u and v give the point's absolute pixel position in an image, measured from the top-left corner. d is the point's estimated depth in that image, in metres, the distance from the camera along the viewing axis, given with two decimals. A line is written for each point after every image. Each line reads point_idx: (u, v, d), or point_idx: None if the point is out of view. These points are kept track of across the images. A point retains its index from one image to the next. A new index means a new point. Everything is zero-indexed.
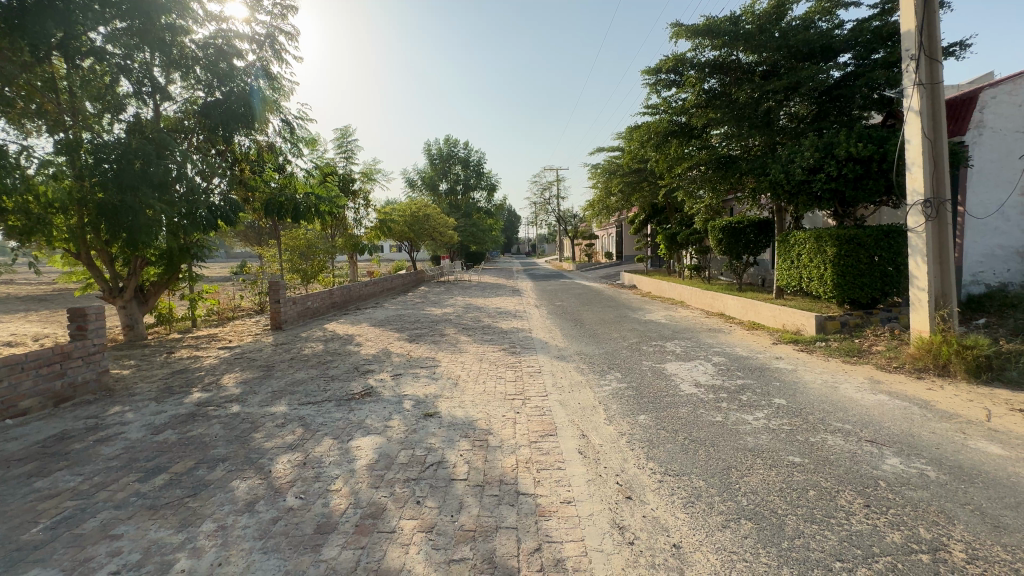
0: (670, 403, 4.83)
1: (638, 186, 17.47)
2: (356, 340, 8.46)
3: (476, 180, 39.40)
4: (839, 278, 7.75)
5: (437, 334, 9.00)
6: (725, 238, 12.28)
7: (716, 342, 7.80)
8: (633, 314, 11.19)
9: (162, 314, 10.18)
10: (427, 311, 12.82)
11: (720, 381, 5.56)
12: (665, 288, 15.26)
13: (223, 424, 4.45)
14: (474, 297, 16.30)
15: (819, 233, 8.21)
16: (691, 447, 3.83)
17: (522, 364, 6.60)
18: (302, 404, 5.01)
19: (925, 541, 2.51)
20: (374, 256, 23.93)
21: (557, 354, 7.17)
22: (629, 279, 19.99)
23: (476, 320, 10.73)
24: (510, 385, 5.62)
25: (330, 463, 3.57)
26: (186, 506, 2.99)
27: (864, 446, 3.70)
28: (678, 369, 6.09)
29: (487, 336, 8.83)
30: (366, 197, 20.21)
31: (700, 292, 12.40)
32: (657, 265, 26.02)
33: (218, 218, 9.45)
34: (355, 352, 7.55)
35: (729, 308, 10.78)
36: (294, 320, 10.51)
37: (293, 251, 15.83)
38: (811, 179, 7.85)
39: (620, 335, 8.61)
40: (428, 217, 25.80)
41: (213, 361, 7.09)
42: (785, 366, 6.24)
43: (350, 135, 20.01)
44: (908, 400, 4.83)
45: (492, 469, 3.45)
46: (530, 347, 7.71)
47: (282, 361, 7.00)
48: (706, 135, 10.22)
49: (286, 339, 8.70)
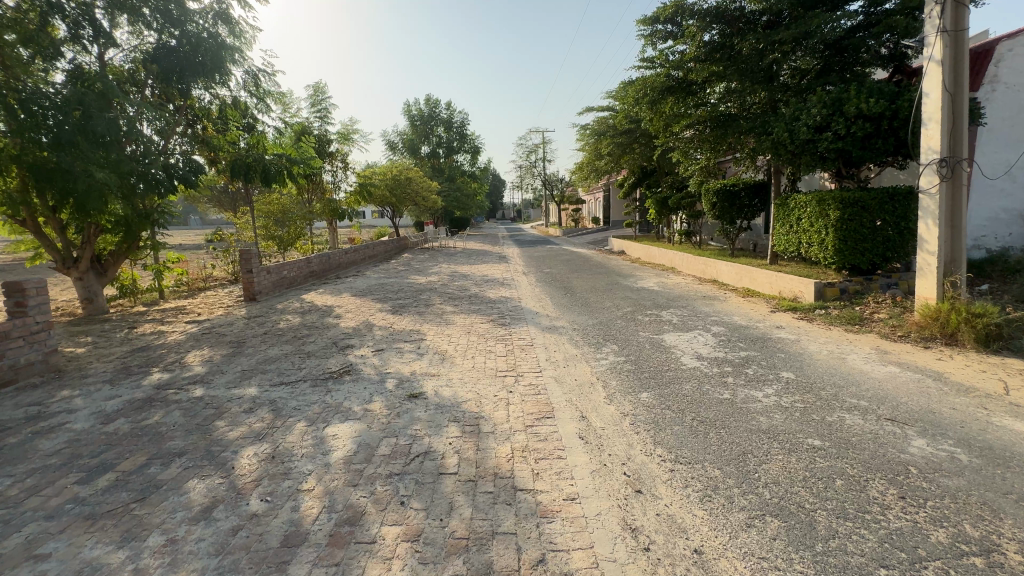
0: (673, 379, 4.51)
1: (628, 148, 16.84)
2: (336, 311, 7.97)
3: (459, 143, 38.01)
4: (841, 243, 7.45)
5: (421, 305, 8.54)
6: (719, 201, 11.86)
7: (713, 310, 7.51)
8: (625, 281, 10.86)
9: (126, 286, 9.51)
10: (411, 279, 12.30)
11: (723, 353, 5.26)
12: (655, 254, 14.93)
13: (184, 410, 4.01)
14: (460, 265, 15.77)
15: (821, 195, 7.83)
16: (701, 428, 3.51)
17: (513, 336, 6.23)
18: (273, 386, 4.56)
19: (975, 541, 2.24)
20: (354, 223, 23.04)
21: (549, 326, 6.81)
22: (617, 245, 19.61)
23: (463, 289, 10.27)
24: (501, 360, 5.25)
25: (303, 456, 3.17)
26: (131, 515, 2.58)
27: (886, 426, 3.43)
28: (677, 341, 5.79)
29: (474, 306, 8.40)
30: (344, 159, 19.19)
31: (691, 259, 12.09)
32: (646, 230, 25.62)
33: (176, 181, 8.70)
34: (334, 325, 7.08)
35: (722, 275, 10.51)
36: (269, 290, 9.92)
37: (267, 217, 14.99)
38: (816, 139, 7.41)
39: (613, 303, 8.28)
40: (410, 181, 24.82)
41: (179, 337, 6.56)
42: (787, 336, 5.98)
43: (323, 93, 18.78)
44: (920, 372, 4.59)
45: (485, 461, 3.10)
46: (521, 318, 7.32)
47: (254, 336, 6.50)
48: (704, 92, 9.70)
49: (260, 312, 8.17)
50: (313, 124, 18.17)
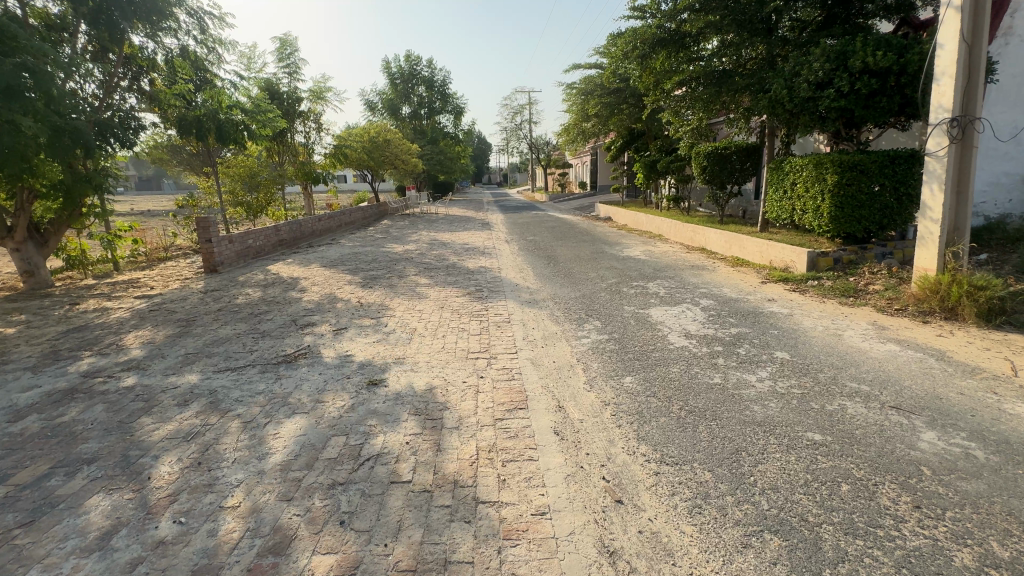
0: (659, 361, 4.14)
1: (617, 108, 16.04)
2: (300, 284, 7.42)
3: (441, 103, 36.29)
4: (837, 209, 7.05)
5: (394, 277, 8.01)
6: (709, 165, 11.33)
7: (702, 281, 7.14)
8: (611, 250, 10.41)
9: (74, 257, 8.76)
10: (388, 247, 11.68)
11: (712, 331, 4.89)
12: (642, 220, 14.46)
13: (109, 404, 3.54)
14: (440, 232, 15.13)
15: (819, 158, 7.36)
16: (690, 420, 3.16)
17: (489, 312, 5.78)
18: (217, 373, 4.09)
19: (1006, 565, 1.92)
20: (331, 187, 21.97)
21: (529, 300, 6.36)
22: (604, 211, 19.03)
23: (440, 259, 9.72)
24: (475, 339, 4.82)
25: (234, 462, 2.75)
26: (11, 546, 2.14)
27: (891, 416, 3.11)
28: (664, 316, 5.40)
29: (451, 277, 7.91)
30: (316, 119, 18.02)
31: (680, 226, 11.68)
32: (633, 195, 25.01)
33: (104, 142, 8.00)
34: (297, 299, 6.55)
35: (711, 243, 10.13)
36: (233, 261, 9.29)
37: (233, 181, 14.07)
38: (817, 96, 6.87)
39: (598, 274, 7.84)
40: (388, 144, 23.63)
41: (123, 314, 5.98)
42: (780, 310, 5.65)
43: (291, 46, 17.42)
44: (921, 350, 4.29)
45: (445, 465, 2.70)
46: (499, 291, 6.86)
47: (207, 313, 5.97)
48: (697, 45, 9.00)
49: (218, 285, 7.58)
50: (281, 81, 16.90)
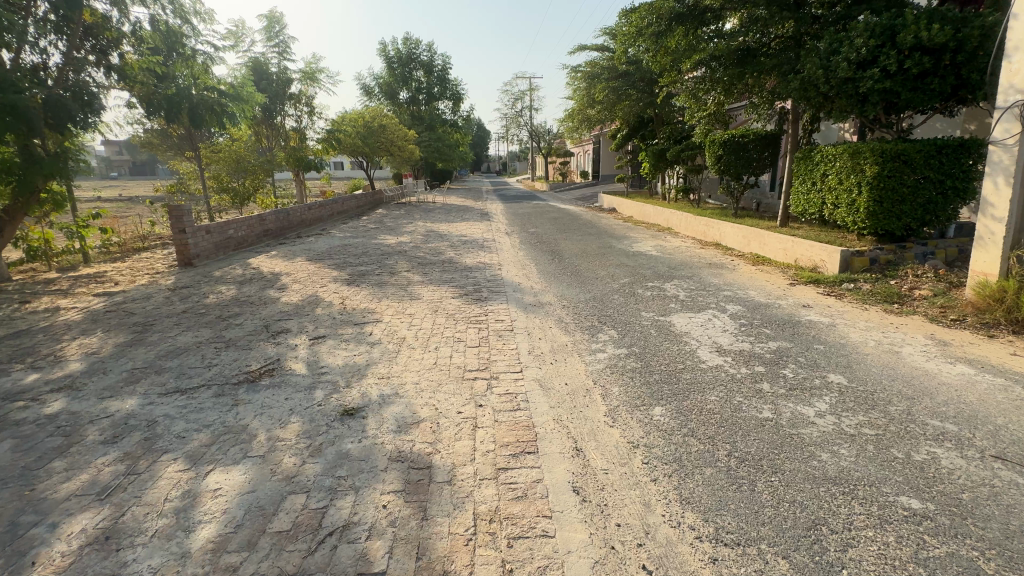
0: (693, 385, 3.47)
1: (624, 93, 15.21)
2: (280, 281, 6.72)
3: (440, 89, 35.17)
4: (876, 204, 6.35)
5: (384, 273, 7.30)
6: (726, 154, 10.59)
7: (725, 283, 6.46)
8: (619, 244, 9.74)
9: (36, 248, 8.06)
10: (380, 239, 10.92)
11: (748, 345, 4.21)
12: (649, 212, 13.76)
13: (20, 440, 2.86)
14: (437, 223, 14.38)
15: (856, 146, 6.63)
16: (743, 473, 2.49)
17: (488, 317, 5.09)
18: (162, 397, 3.40)
19: None
20: (324, 174, 21.10)
21: (533, 303, 5.68)
22: (608, 202, 18.25)
23: (435, 253, 9.00)
24: (472, 352, 4.14)
25: (153, 538, 2.08)
26: None
27: (1002, 472, 2.44)
28: (689, 326, 4.72)
29: (447, 274, 7.20)
30: (308, 101, 17.12)
31: (691, 219, 10.99)
32: (638, 185, 24.19)
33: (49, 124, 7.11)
34: (273, 300, 5.84)
35: (727, 238, 9.46)
36: (211, 253, 8.57)
37: (217, 166, 13.27)
38: (857, 77, 6.14)
39: (608, 273, 7.14)
40: (384, 129, 22.69)
41: (73, 316, 5.27)
42: (819, 318, 4.98)
43: (279, 23, 16.47)
44: (999, 373, 3.62)
45: (431, 545, 2.04)
46: (500, 292, 6.17)
47: (169, 315, 5.27)
48: (717, 21, 8.23)
49: (190, 281, 6.86)
50: (270, 61, 15.99)
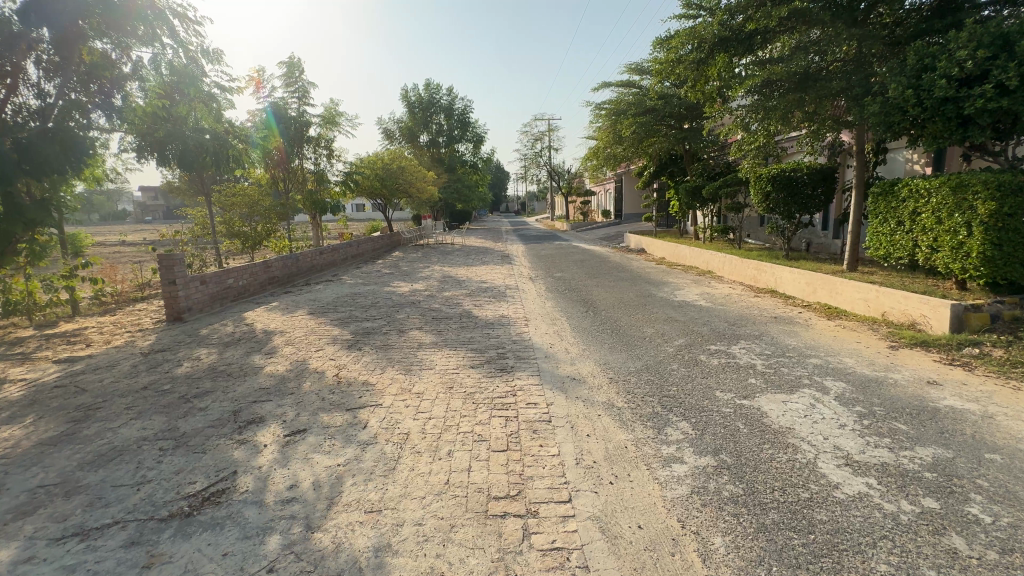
0: (842, 540, 2.24)
1: (653, 129, 14.48)
2: (270, 343, 5.73)
3: (461, 131, 35.40)
4: (993, 249, 5.10)
5: (392, 331, 6.29)
6: (775, 191, 9.52)
7: (807, 346, 5.24)
8: (660, 292, 8.59)
9: (18, 301, 7.37)
10: (393, 286, 10.01)
11: (888, 453, 2.99)
12: (685, 254, 12.63)
13: None
14: (455, 266, 13.52)
15: (957, 178, 5.48)
16: None
17: (517, 400, 3.97)
18: (51, 546, 2.34)
19: None
20: (342, 217, 20.68)
21: (570, 376, 4.55)
22: (636, 243, 17.19)
23: (452, 303, 7.99)
24: (497, 463, 3.00)
25: None
26: None
27: None
28: (789, 417, 3.51)
29: (465, 333, 6.15)
30: (326, 144, 16.84)
31: (738, 262, 9.84)
32: (666, 224, 23.19)
33: (25, 172, 6.26)
34: (258, 370, 4.84)
35: (785, 285, 8.25)
36: (205, 306, 7.72)
37: (230, 210, 12.77)
38: (960, 96, 5.12)
39: (657, 331, 5.99)
40: (402, 170, 22.36)
41: (11, 394, 4.33)
42: (963, 403, 3.70)
43: (300, 69, 16.50)
44: None
45: None
46: (528, 359, 5.06)
47: (125, 392, 4.29)
48: (767, 45, 7.45)
49: (170, 343, 5.95)
50: (289, 105, 15.85)
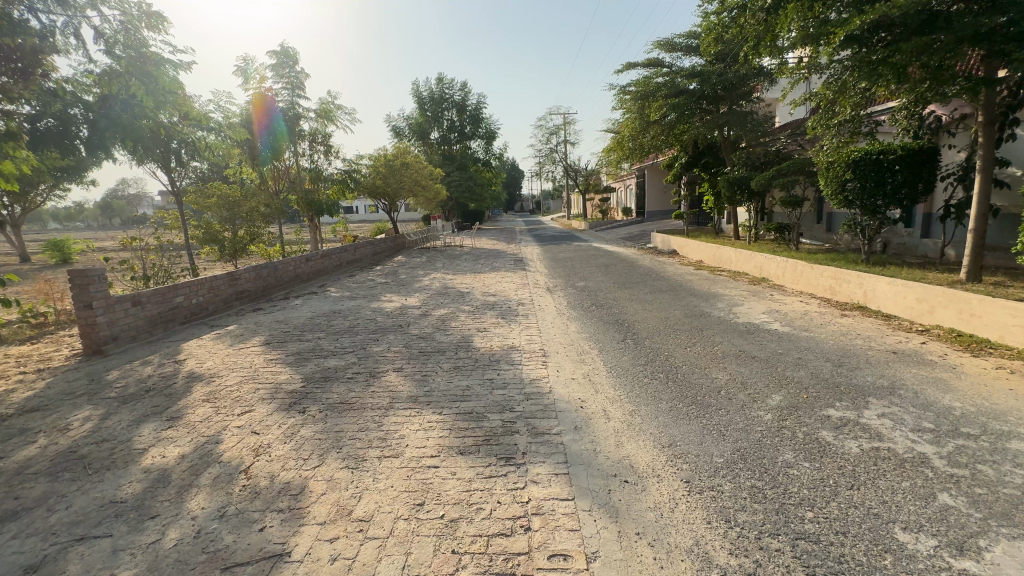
0: None
1: (688, 113, 12.52)
2: (183, 399, 4.04)
3: (473, 127, 33.60)
4: None
5: (359, 376, 4.56)
6: (858, 179, 7.55)
7: (991, 414, 3.33)
8: (714, 309, 6.72)
9: None
10: (384, 301, 8.31)
11: None
12: (730, 257, 10.66)
13: None
14: (460, 274, 11.79)
15: None
16: None
17: (533, 548, 2.19)
18: None
19: None
20: (343, 219, 19.01)
21: (619, 478, 2.75)
22: (666, 243, 15.22)
23: (450, 327, 6.24)
24: None
25: None
26: None
27: None
28: None
29: (460, 379, 4.38)
30: (323, 138, 15.24)
31: (807, 269, 7.91)
32: (699, 221, 21.10)
33: None
34: (135, 455, 3.16)
35: (882, 299, 6.30)
36: (139, 334, 6.14)
37: (207, 212, 10.99)
38: None
39: (737, 379, 4.12)
40: (408, 167, 20.67)
41: None
42: None
43: (292, 58, 14.94)
44: None
45: None
46: (549, 436, 3.26)
47: None
48: None
49: (57, 395, 4.32)
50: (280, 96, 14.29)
